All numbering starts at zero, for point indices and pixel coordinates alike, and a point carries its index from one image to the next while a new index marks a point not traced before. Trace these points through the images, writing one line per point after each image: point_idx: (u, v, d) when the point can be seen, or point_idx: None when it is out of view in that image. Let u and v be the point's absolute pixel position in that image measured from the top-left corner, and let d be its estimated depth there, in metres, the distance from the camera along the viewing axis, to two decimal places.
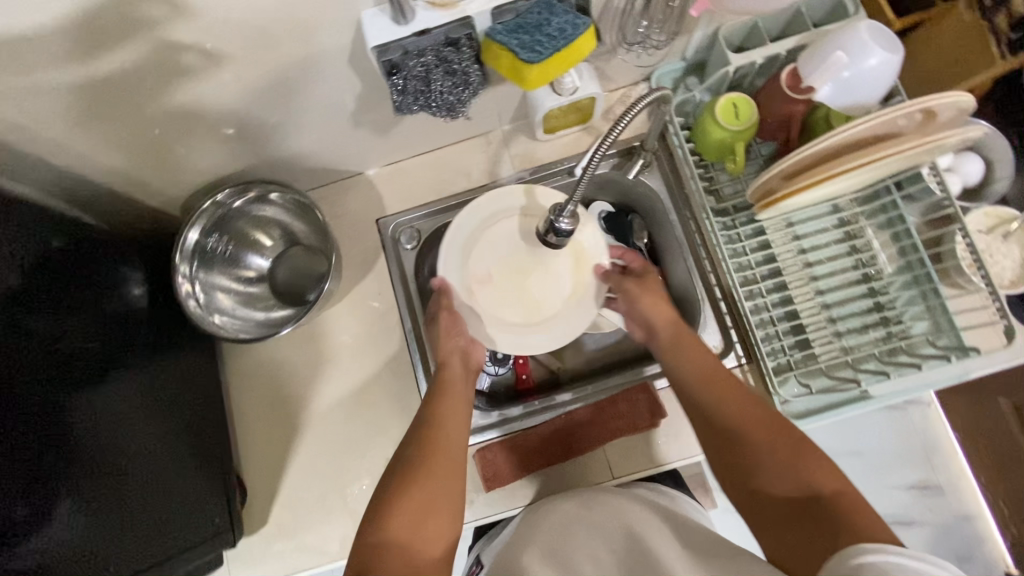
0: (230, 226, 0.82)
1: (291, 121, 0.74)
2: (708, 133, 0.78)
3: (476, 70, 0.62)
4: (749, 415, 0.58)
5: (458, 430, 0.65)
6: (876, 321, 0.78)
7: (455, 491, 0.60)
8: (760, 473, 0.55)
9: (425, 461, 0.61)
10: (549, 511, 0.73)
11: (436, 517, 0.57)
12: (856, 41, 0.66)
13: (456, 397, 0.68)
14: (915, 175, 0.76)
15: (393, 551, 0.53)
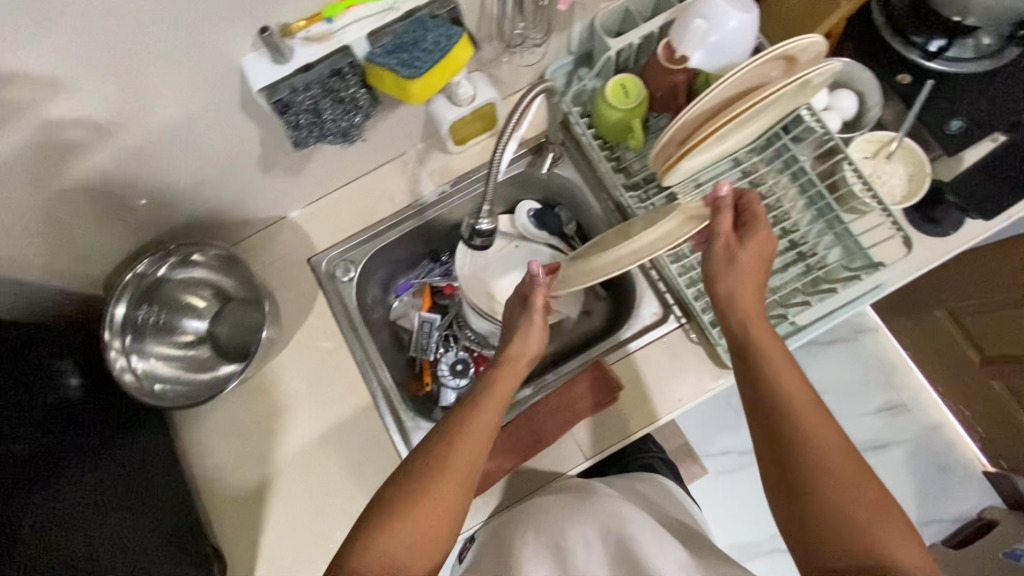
0: (159, 295, 0.80)
1: (200, 179, 0.75)
2: (604, 116, 0.82)
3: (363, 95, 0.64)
4: (839, 467, 0.55)
5: (477, 451, 0.62)
6: (793, 258, 0.83)
7: (454, 511, 0.59)
8: (824, 518, 0.54)
9: (435, 480, 0.59)
10: (542, 510, 0.75)
11: (427, 535, 0.57)
12: (709, 8, 0.71)
13: (489, 415, 0.66)
14: (797, 118, 0.83)
15: (371, 555, 0.55)
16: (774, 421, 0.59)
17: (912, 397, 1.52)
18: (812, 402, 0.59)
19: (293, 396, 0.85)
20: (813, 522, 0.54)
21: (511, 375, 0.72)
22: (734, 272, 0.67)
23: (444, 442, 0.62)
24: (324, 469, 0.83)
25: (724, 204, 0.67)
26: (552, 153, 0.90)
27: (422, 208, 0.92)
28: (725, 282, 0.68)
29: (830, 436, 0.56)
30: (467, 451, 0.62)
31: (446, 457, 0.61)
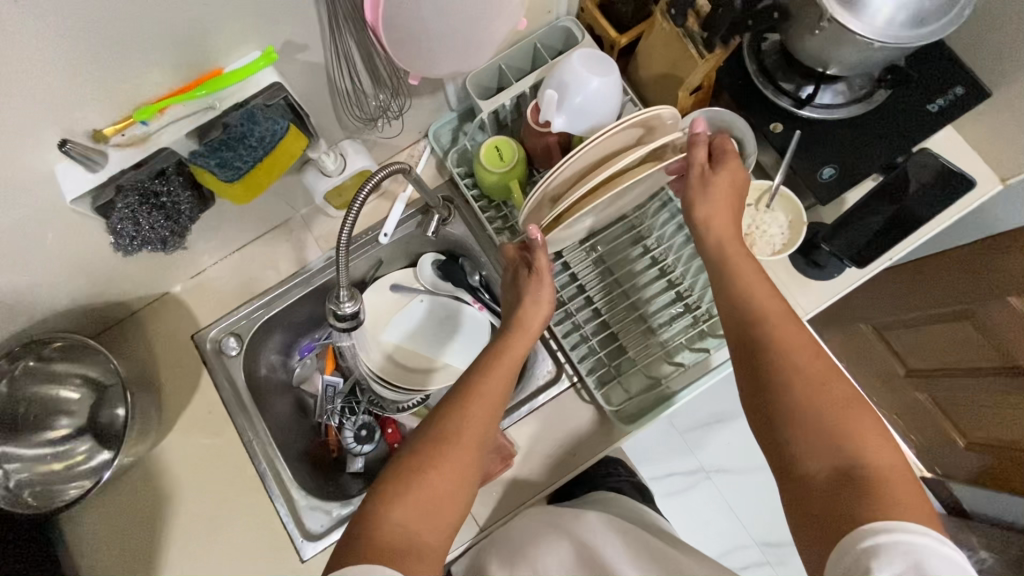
0: (23, 393, 0.77)
1: (48, 278, 0.70)
2: (482, 179, 0.81)
3: (188, 197, 0.62)
4: (807, 378, 0.55)
5: (491, 417, 0.61)
6: (681, 311, 0.83)
7: (469, 477, 0.57)
8: (799, 424, 0.54)
9: (446, 451, 0.57)
10: (509, 527, 0.75)
11: (442, 508, 0.55)
12: (562, 77, 0.72)
13: (501, 377, 0.63)
14: None
15: (387, 532, 0.52)
16: (744, 339, 0.60)
17: None
18: (784, 314, 0.59)
19: (180, 482, 0.82)
20: (786, 429, 0.54)
21: (520, 334, 0.68)
22: (707, 195, 0.67)
23: (457, 408, 0.60)
24: (215, 556, 0.80)
25: (699, 138, 0.68)
26: (438, 215, 0.87)
27: (310, 275, 0.89)
28: (701, 209, 0.67)
29: (799, 345, 0.57)
30: (478, 417, 0.60)
31: (459, 425, 0.59)
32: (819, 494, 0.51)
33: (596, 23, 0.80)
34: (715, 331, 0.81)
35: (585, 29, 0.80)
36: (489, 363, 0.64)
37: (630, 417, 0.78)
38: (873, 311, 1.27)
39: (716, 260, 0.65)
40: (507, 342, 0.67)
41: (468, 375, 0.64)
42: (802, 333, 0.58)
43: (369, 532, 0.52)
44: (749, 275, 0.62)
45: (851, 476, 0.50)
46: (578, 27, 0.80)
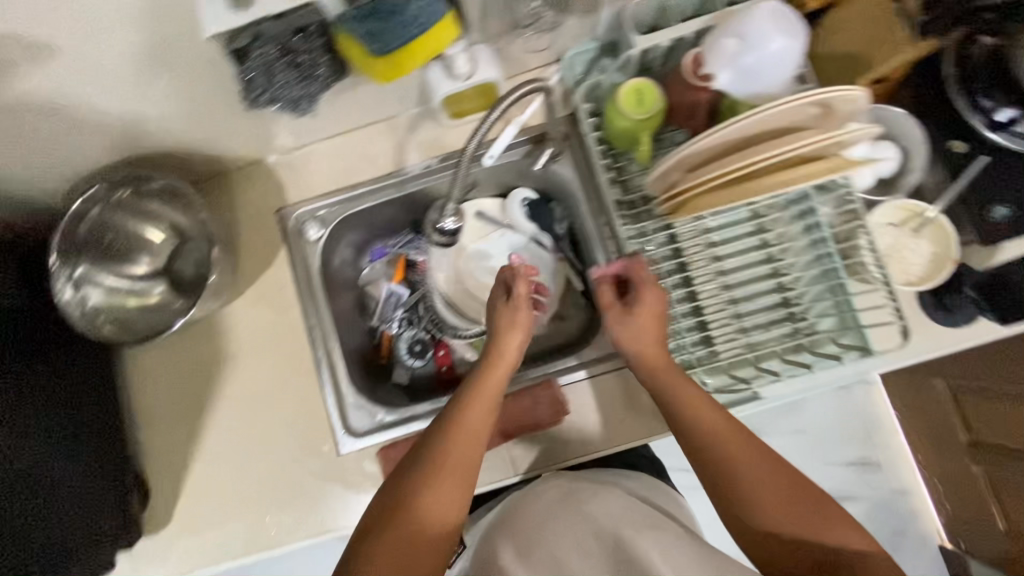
0: (114, 224, 0.78)
1: (162, 112, 0.69)
2: (612, 121, 0.74)
3: (324, 64, 0.58)
4: (760, 468, 0.58)
5: (469, 455, 0.61)
6: (781, 317, 0.77)
7: (446, 519, 0.58)
8: (766, 518, 0.56)
9: (423, 498, 0.58)
10: (530, 501, 0.71)
11: (424, 550, 0.55)
12: (748, 27, 0.62)
13: (482, 409, 0.64)
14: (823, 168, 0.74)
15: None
16: (679, 431, 0.62)
17: (889, 459, 1.40)
18: (703, 403, 0.62)
19: (239, 347, 0.83)
20: (752, 516, 0.56)
21: (500, 366, 0.67)
22: (621, 321, 0.66)
23: (433, 451, 0.61)
24: (258, 424, 0.82)
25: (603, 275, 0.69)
26: (552, 148, 0.83)
27: (404, 178, 0.85)
28: (623, 339, 0.66)
29: (729, 434, 0.60)
30: (461, 453, 0.61)
31: (434, 470, 0.60)
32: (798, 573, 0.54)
33: None
34: (814, 348, 0.75)
35: None
36: (462, 397, 0.65)
37: None
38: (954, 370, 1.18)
39: (642, 359, 0.66)
40: (485, 376, 0.66)
41: (445, 413, 0.64)
42: (726, 416, 0.61)
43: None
44: (665, 372, 0.64)
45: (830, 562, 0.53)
46: None
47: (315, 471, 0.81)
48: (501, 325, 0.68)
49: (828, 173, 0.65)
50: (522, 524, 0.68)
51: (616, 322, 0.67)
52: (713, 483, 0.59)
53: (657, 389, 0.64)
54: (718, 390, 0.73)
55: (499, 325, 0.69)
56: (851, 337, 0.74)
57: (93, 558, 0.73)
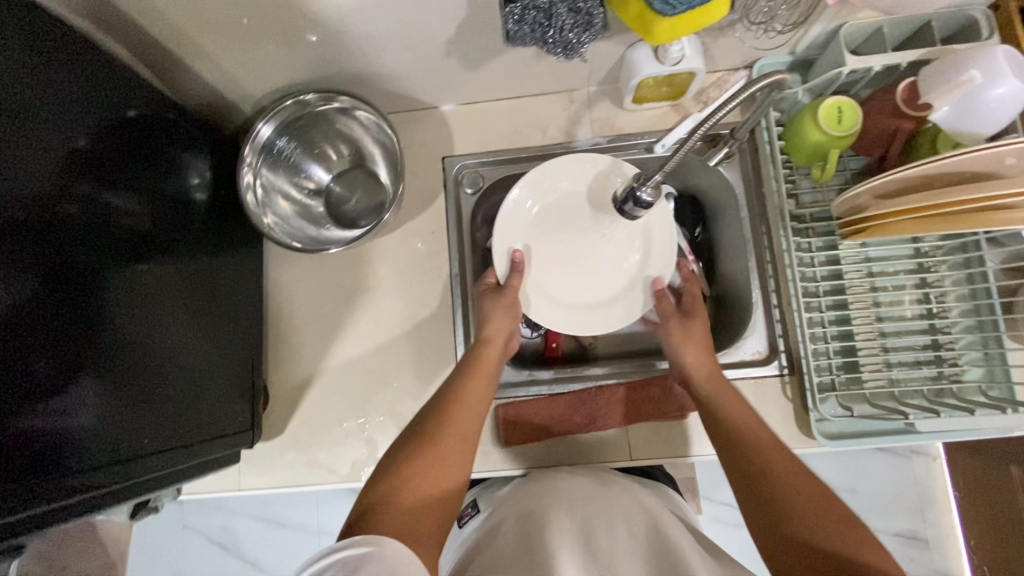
0: (302, 133, 0.81)
1: (383, 39, 0.71)
2: (804, 133, 0.74)
3: (601, 14, 0.57)
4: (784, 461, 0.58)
5: (478, 413, 0.65)
6: (928, 359, 0.77)
7: (459, 466, 0.59)
8: (786, 515, 0.53)
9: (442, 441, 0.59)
10: (560, 481, 0.71)
11: (443, 491, 0.56)
12: (989, 65, 0.63)
13: (480, 381, 0.68)
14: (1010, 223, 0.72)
15: (390, 513, 0.51)
16: (726, 441, 0.63)
17: (936, 535, 1.37)
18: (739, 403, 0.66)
19: (380, 279, 0.86)
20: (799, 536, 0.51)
21: (494, 336, 0.74)
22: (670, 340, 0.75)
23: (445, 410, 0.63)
24: (386, 357, 0.83)
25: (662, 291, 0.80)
26: (728, 149, 0.81)
27: (571, 151, 0.87)
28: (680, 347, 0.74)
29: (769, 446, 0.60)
30: (466, 411, 0.64)
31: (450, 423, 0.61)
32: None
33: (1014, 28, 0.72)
34: (959, 396, 0.74)
35: (994, 28, 0.71)
36: (470, 370, 0.69)
37: (834, 433, 0.73)
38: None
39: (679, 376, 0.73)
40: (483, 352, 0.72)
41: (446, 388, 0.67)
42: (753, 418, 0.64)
43: (384, 515, 0.51)
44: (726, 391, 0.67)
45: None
46: (989, 24, 0.71)
47: None
48: (500, 310, 0.76)
49: (1023, 221, 0.64)
50: (566, 506, 0.66)
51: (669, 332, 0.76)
52: (751, 485, 0.57)
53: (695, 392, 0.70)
54: (860, 416, 0.73)
55: (489, 304, 0.76)
56: (1000, 391, 0.72)
57: (224, 449, 0.74)
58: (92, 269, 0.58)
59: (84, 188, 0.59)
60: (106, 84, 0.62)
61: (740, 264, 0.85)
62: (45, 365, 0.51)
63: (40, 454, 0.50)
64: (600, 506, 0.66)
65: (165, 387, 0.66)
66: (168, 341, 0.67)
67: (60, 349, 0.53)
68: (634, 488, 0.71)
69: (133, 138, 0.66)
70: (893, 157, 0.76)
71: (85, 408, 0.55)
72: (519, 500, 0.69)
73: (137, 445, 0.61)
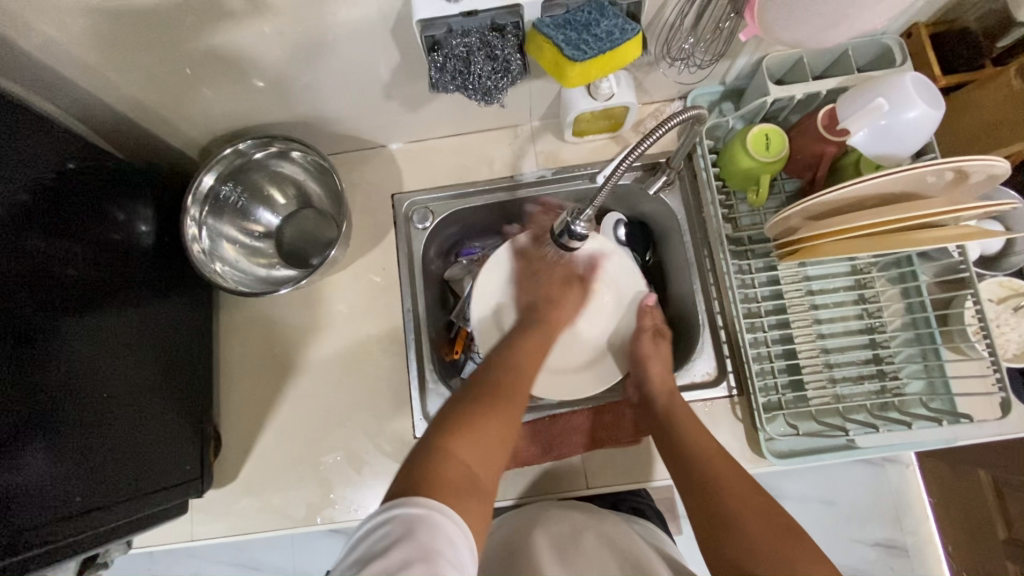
0: (246, 178, 0.82)
1: (321, 84, 0.73)
2: (735, 160, 0.77)
3: (518, 59, 0.59)
4: (735, 482, 0.61)
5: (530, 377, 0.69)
6: (871, 373, 0.78)
7: (515, 416, 0.62)
8: (736, 528, 0.56)
9: (498, 402, 0.62)
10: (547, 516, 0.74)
11: (502, 446, 0.58)
12: (897, 92, 0.66)
13: (531, 356, 0.73)
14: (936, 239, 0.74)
15: (450, 467, 0.52)
16: (679, 460, 0.66)
17: (916, 543, 1.37)
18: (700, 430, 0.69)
19: (334, 317, 0.86)
20: (749, 563, 0.54)
21: (561, 309, 0.83)
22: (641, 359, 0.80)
23: (502, 376, 0.66)
24: (340, 395, 0.83)
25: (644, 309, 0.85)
26: (666, 176, 0.83)
27: (518, 184, 0.89)
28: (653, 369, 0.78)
29: (720, 461, 0.64)
30: (523, 381, 0.67)
31: (506, 387, 0.65)
32: None
33: (925, 54, 0.76)
34: (902, 408, 0.76)
35: (907, 54, 0.75)
36: (527, 344, 0.74)
37: (783, 452, 0.74)
38: (993, 460, 1.16)
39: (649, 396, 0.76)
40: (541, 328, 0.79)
41: (500, 355, 0.72)
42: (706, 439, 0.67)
43: (443, 464, 0.52)
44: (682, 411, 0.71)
45: None
46: (902, 50, 0.75)
47: (385, 453, 0.81)
48: (558, 288, 0.84)
49: (946, 238, 0.66)
50: (557, 538, 0.69)
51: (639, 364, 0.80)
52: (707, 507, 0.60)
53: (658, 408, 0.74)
54: (806, 434, 0.74)
55: (555, 273, 0.85)
56: (940, 402, 0.74)
57: (172, 499, 0.72)
58: (30, 323, 0.58)
59: (22, 243, 0.59)
60: (47, 140, 0.63)
61: (687, 287, 0.87)
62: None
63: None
64: (581, 532, 0.70)
65: (114, 437, 0.65)
66: (115, 389, 0.67)
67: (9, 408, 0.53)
68: (620, 527, 0.74)
69: (76, 190, 0.67)
70: (822, 178, 0.78)
71: (26, 466, 0.54)
72: (508, 531, 0.73)
73: (83, 498, 0.60)
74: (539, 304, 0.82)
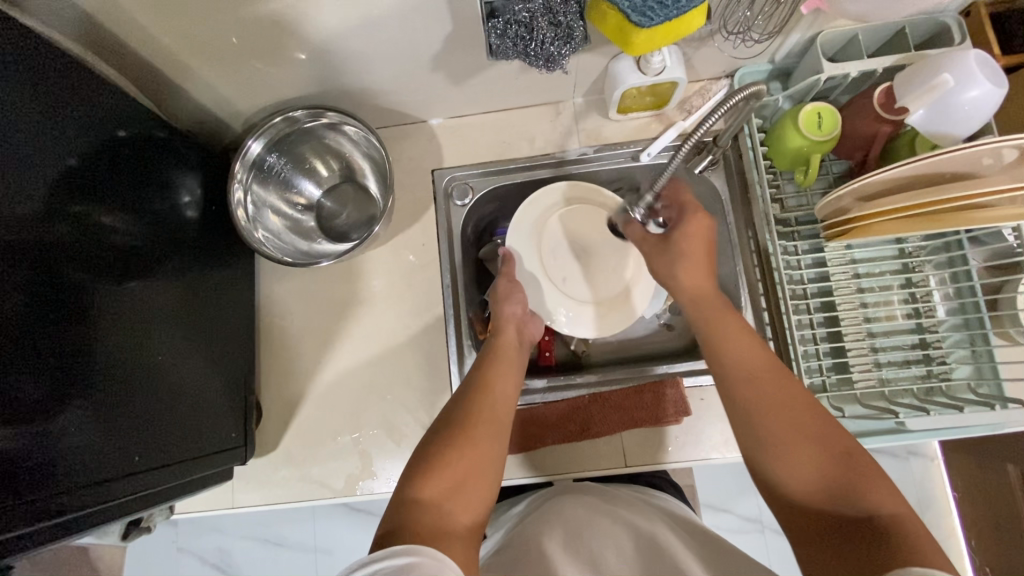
0: (292, 148, 0.82)
1: (368, 54, 0.72)
2: (786, 138, 0.76)
3: (580, 27, 0.59)
4: (778, 412, 0.56)
5: (503, 403, 0.65)
6: (918, 358, 0.77)
7: (489, 443, 0.60)
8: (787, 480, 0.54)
9: (465, 433, 0.60)
10: (573, 498, 0.74)
11: (474, 486, 0.56)
12: (962, 68, 0.64)
13: (507, 374, 0.69)
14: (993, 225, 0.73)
15: (430, 515, 0.52)
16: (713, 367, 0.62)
17: (938, 537, 1.36)
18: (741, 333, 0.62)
19: (372, 291, 0.86)
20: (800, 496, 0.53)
21: (506, 332, 0.76)
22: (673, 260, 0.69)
23: (467, 403, 0.64)
24: (377, 370, 0.83)
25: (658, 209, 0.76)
26: (712, 156, 0.82)
27: (557, 161, 0.89)
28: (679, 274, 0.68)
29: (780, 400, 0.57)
30: (494, 401, 0.65)
31: (473, 411, 0.62)
32: (841, 539, 0.49)
33: (984, 33, 0.74)
34: (949, 394, 0.75)
35: (966, 33, 0.72)
36: (494, 360, 0.71)
37: None
38: None
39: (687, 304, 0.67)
40: (501, 339, 0.76)
41: (469, 378, 0.69)
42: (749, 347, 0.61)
43: (414, 515, 0.52)
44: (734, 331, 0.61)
45: (877, 533, 0.47)
46: (962, 28, 0.72)
47: (423, 428, 0.81)
48: (503, 289, 0.83)
49: (1004, 219, 0.64)
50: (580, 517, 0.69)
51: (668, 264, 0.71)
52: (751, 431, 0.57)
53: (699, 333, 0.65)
54: (851, 417, 0.73)
55: (499, 289, 0.83)
56: (989, 388, 0.73)
57: (217, 465, 0.73)
58: (80, 288, 0.58)
59: (74, 206, 0.59)
60: (101, 105, 0.63)
61: (729, 268, 0.86)
62: (45, 383, 0.52)
63: (33, 477, 0.49)
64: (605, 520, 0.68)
65: (159, 403, 0.65)
66: (160, 357, 0.67)
67: (58, 370, 0.54)
68: (650, 510, 0.74)
69: (126, 156, 0.67)
70: (874, 159, 0.77)
71: (77, 429, 0.55)
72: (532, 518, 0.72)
73: (134, 460, 0.61)
74: (497, 319, 0.79)
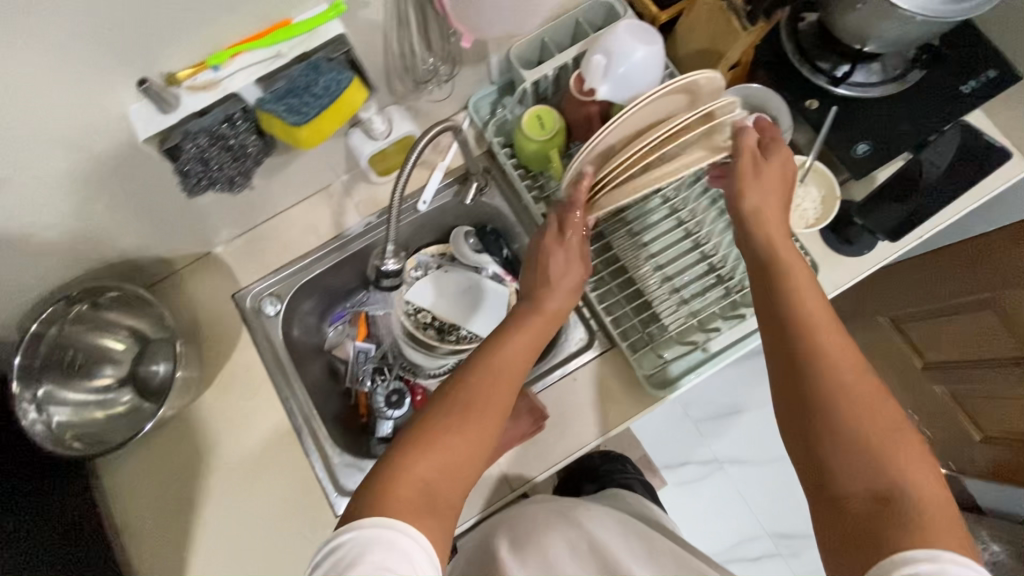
0: (73, 339, 0.80)
1: (105, 224, 0.73)
2: (522, 146, 0.83)
3: (254, 140, 0.65)
4: (843, 372, 0.56)
5: (512, 382, 0.62)
6: (712, 282, 0.85)
7: (484, 427, 0.58)
8: (840, 454, 0.53)
9: (459, 410, 0.59)
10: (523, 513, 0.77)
11: (458, 469, 0.56)
12: (615, 40, 0.73)
13: (523, 349, 0.65)
14: None
15: (402, 488, 0.52)
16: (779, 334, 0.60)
17: None
18: (813, 295, 0.61)
19: (217, 435, 0.84)
20: (838, 461, 0.52)
21: (554, 297, 0.69)
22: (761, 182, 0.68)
23: (479, 375, 0.61)
24: (251, 507, 0.82)
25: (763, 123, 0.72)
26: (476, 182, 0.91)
27: (347, 239, 0.91)
28: (753, 195, 0.67)
29: (855, 371, 0.56)
30: (502, 385, 0.61)
31: (477, 386, 0.60)
32: (852, 513, 0.50)
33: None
34: (747, 302, 0.83)
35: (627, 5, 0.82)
36: (520, 329, 0.66)
37: (663, 382, 0.80)
38: (887, 302, 1.24)
39: (765, 258, 0.65)
40: (544, 304, 0.69)
41: (483, 352, 0.64)
42: (821, 306, 0.60)
43: (379, 495, 0.52)
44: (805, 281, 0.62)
45: (893, 499, 0.49)
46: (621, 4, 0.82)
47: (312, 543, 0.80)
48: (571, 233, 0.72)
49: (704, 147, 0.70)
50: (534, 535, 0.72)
51: (735, 176, 0.69)
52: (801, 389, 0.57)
53: (775, 287, 0.62)
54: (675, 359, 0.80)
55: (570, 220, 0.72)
56: None
57: None
58: None
59: None
60: None
61: None
62: None
63: None
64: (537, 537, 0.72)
65: None
66: None
67: None
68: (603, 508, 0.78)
69: None
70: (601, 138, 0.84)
71: None
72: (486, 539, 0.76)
73: None
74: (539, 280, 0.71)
